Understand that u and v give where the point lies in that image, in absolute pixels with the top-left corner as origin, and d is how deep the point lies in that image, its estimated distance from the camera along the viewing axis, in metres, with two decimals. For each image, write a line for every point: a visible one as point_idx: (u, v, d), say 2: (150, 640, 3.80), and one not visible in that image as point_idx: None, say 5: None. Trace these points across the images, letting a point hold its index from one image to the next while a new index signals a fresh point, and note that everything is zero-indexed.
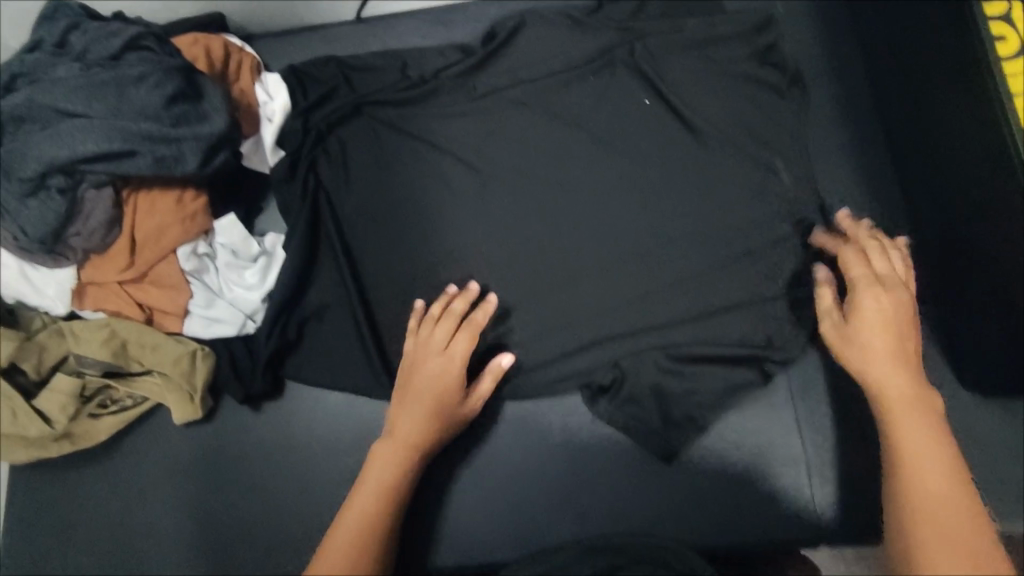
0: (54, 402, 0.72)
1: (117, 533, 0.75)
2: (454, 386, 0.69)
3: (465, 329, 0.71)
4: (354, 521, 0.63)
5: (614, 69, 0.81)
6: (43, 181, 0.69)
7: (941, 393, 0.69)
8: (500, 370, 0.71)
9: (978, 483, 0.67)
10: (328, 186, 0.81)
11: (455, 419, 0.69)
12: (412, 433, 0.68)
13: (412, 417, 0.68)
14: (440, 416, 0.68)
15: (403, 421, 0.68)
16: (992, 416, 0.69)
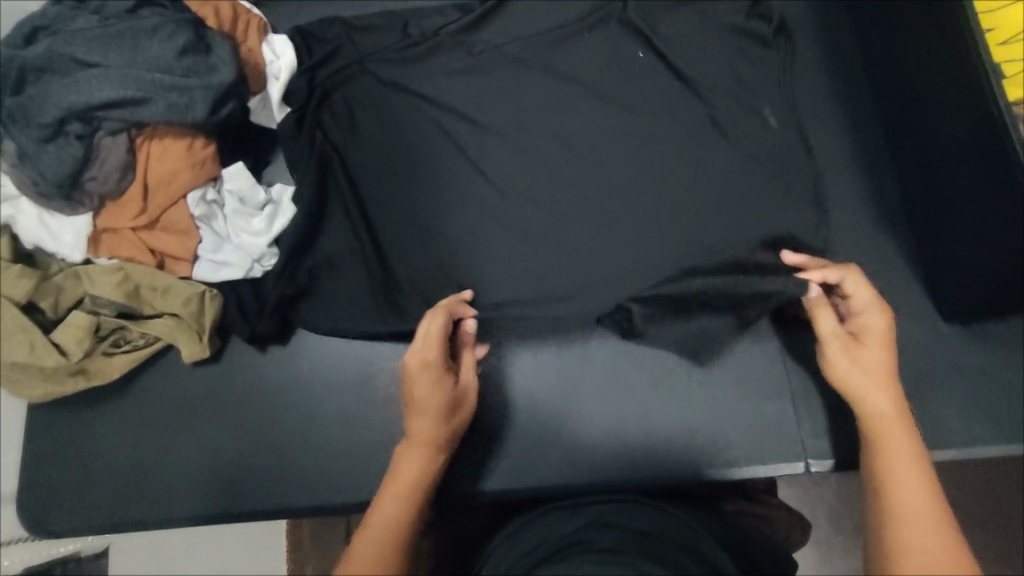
0: (71, 336, 0.74)
1: (128, 467, 0.78)
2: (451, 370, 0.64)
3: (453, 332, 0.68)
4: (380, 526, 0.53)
5: (608, 25, 0.84)
6: (61, 127, 0.73)
7: (919, 324, 0.71)
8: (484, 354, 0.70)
9: (966, 411, 0.68)
10: (332, 137, 0.84)
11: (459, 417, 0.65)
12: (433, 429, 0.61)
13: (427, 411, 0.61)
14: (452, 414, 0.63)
15: (417, 419, 0.61)
16: (980, 348, 0.70)
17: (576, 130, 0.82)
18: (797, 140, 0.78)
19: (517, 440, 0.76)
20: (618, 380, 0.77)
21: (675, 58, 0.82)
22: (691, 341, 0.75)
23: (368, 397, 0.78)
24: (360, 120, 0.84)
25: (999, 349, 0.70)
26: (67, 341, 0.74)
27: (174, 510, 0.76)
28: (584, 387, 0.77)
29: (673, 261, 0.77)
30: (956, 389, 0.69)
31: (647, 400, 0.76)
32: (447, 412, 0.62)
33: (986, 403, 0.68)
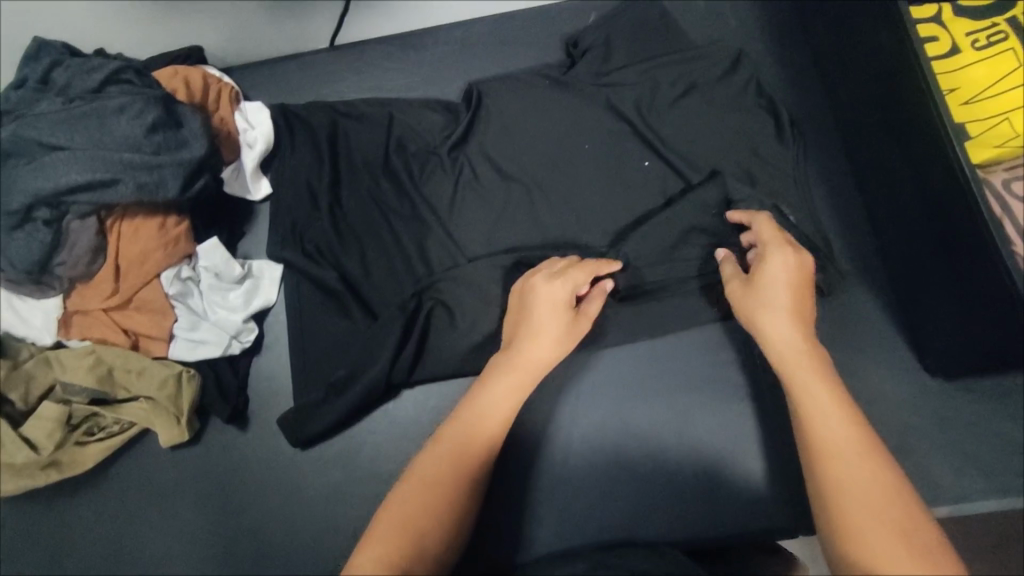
0: (41, 429, 0.72)
1: (106, 560, 0.75)
2: (569, 310, 0.69)
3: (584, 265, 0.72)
4: (395, 516, 0.56)
5: (581, 84, 0.83)
6: (29, 214, 0.71)
7: (898, 376, 0.72)
8: (604, 292, 0.71)
9: (953, 462, 0.69)
10: (305, 206, 0.82)
11: (572, 335, 0.69)
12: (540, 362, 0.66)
13: (541, 347, 0.67)
14: (569, 326, 0.69)
15: (534, 351, 0.67)
16: (966, 397, 0.70)
17: (555, 192, 0.80)
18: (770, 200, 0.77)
19: (508, 516, 0.73)
20: (603, 442, 0.75)
21: (644, 126, 0.81)
22: (672, 401, 0.75)
23: (353, 474, 0.76)
24: (332, 187, 0.82)
25: (985, 397, 0.70)
26: (38, 436, 0.72)
27: None
28: (571, 449, 0.75)
29: (651, 322, 0.77)
30: (942, 439, 0.69)
31: (635, 461, 0.73)
32: (563, 338, 0.68)
33: (972, 455, 0.69)
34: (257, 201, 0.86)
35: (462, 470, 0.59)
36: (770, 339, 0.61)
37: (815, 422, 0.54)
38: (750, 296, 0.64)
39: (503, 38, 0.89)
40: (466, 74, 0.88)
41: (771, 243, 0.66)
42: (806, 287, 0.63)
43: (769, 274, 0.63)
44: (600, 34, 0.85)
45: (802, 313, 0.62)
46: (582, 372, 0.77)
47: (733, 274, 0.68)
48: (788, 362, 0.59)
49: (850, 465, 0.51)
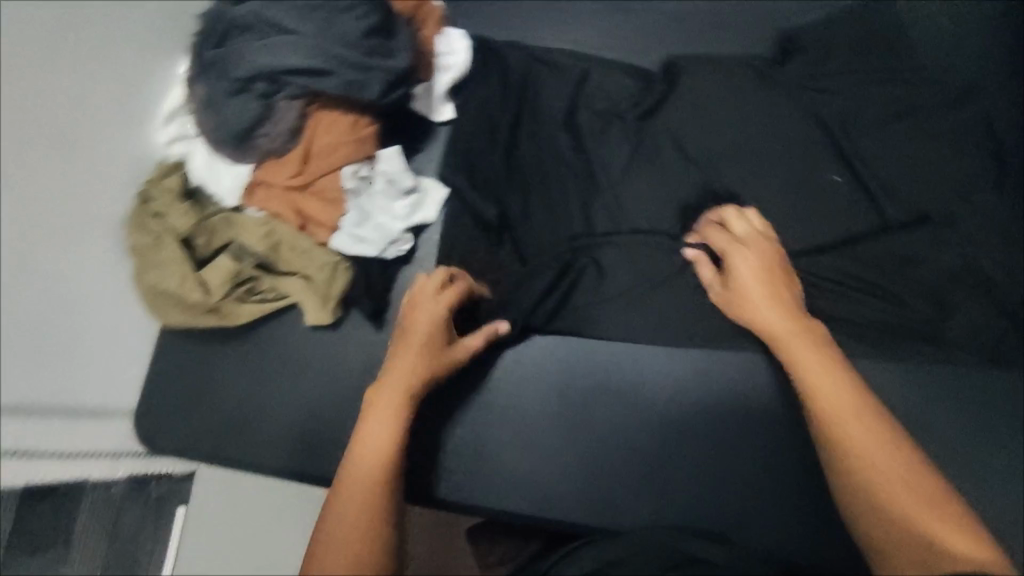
0: (216, 277, 0.81)
1: (238, 408, 0.83)
2: (442, 329, 0.71)
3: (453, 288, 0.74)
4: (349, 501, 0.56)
5: (784, 81, 0.81)
6: (250, 84, 0.78)
7: None
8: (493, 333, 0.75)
9: None
10: (484, 138, 0.86)
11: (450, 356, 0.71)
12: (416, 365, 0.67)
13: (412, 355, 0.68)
14: (439, 350, 0.70)
15: (412, 357, 0.68)
16: None
17: (729, 183, 0.79)
18: (956, 246, 0.73)
19: (605, 480, 0.74)
20: (715, 439, 0.74)
21: (842, 140, 0.78)
22: (798, 421, 0.73)
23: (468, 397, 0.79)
24: (512, 126, 0.86)
25: None
26: (212, 282, 0.81)
27: (274, 459, 0.81)
28: (684, 435, 0.74)
29: None
30: None
31: (745, 465, 0.73)
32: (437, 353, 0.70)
33: None
34: (438, 124, 0.88)
35: (390, 440, 0.61)
36: (763, 326, 0.67)
37: (820, 401, 0.59)
38: (732, 302, 0.70)
39: (715, 17, 0.87)
40: (668, 45, 0.87)
41: (727, 248, 0.72)
42: (773, 270, 0.70)
43: (740, 269, 0.70)
44: (819, 34, 0.81)
45: (783, 297, 0.68)
46: (717, 363, 0.75)
47: (713, 279, 0.74)
48: (788, 342, 0.64)
49: (846, 416, 0.57)
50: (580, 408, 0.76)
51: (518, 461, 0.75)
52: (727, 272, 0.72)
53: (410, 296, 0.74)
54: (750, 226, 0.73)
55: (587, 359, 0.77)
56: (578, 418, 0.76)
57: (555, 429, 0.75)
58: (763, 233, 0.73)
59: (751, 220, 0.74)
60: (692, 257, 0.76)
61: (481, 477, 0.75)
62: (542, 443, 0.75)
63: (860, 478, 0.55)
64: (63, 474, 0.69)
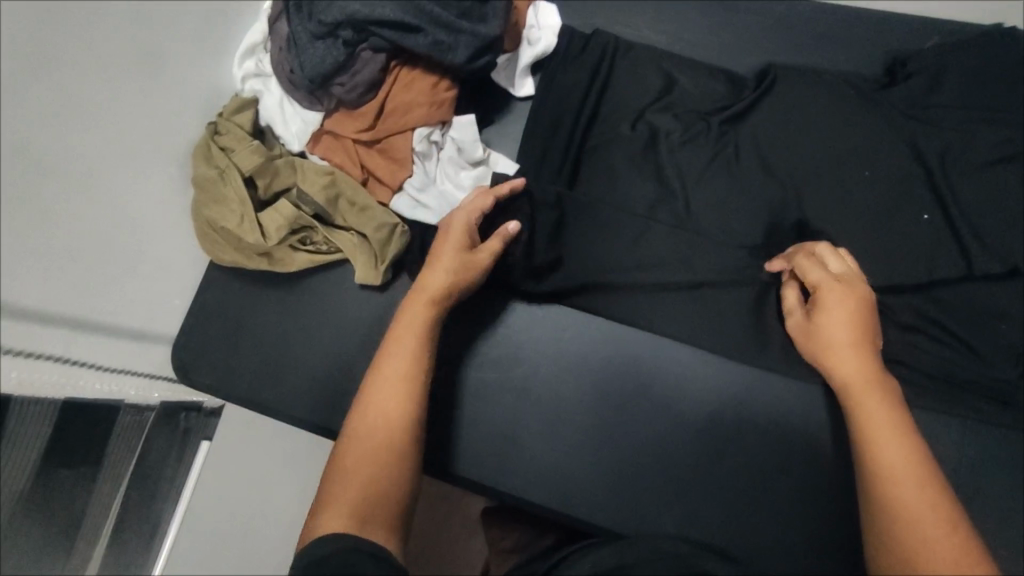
0: (274, 221, 0.79)
1: (274, 355, 0.83)
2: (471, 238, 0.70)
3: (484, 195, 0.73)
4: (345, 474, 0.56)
5: (886, 108, 0.77)
6: (335, 30, 0.75)
7: None
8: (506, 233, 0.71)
9: None
10: (563, 119, 0.81)
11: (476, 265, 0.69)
12: (437, 285, 0.67)
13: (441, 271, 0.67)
14: (466, 257, 0.69)
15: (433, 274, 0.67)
16: None
17: (810, 205, 0.76)
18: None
19: (637, 488, 0.72)
20: (756, 464, 0.72)
21: (940, 180, 0.74)
22: (840, 458, 0.71)
23: (505, 380, 0.76)
24: (592, 110, 0.82)
25: None
26: (269, 226, 0.79)
27: (303, 409, 0.81)
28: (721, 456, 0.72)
29: None
30: None
31: (780, 494, 0.71)
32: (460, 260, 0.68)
33: None
34: (517, 98, 0.86)
35: (399, 396, 0.61)
36: (837, 374, 0.62)
37: (877, 450, 0.56)
38: (809, 337, 0.66)
39: (819, 30, 0.83)
40: (766, 52, 0.83)
41: (822, 284, 0.66)
42: (866, 317, 0.64)
43: (830, 310, 0.64)
44: (933, 63, 0.77)
45: (867, 351, 0.62)
46: (766, 388, 0.74)
47: (795, 305, 0.69)
48: (854, 391, 0.60)
49: (910, 485, 0.54)
50: (617, 408, 0.74)
51: (549, 452, 0.74)
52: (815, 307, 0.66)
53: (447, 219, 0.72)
54: (846, 263, 0.68)
55: (631, 359, 0.76)
56: (613, 416, 0.74)
57: (590, 427, 0.74)
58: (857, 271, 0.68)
59: (844, 256, 0.69)
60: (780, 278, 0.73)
61: (510, 461, 0.74)
62: (574, 438, 0.74)
63: (901, 540, 0.52)
64: (97, 387, 0.68)
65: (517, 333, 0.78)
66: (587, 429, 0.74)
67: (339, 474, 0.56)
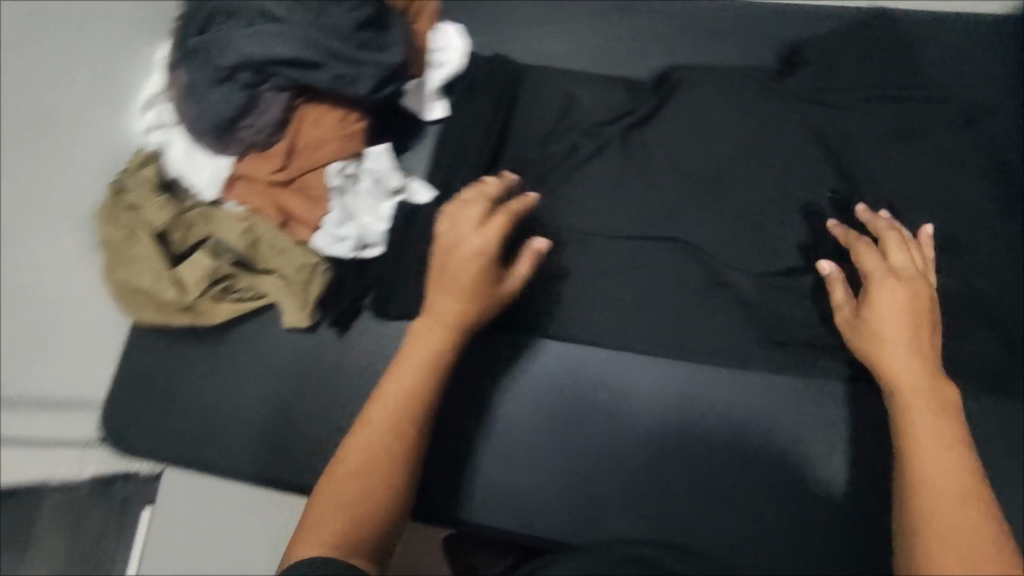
0: (191, 275, 0.77)
1: (205, 411, 0.80)
2: (491, 264, 0.65)
3: (500, 213, 0.67)
4: (325, 508, 0.53)
5: (783, 97, 0.79)
6: (233, 74, 0.74)
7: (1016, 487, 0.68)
8: (534, 254, 0.69)
9: None
10: (476, 140, 0.82)
11: (493, 296, 0.66)
12: (451, 315, 0.63)
13: (452, 299, 0.64)
14: (484, 289, 0.65)
15: (441, 300, 0.64)
16: None
17: (722, 198, 0.78)
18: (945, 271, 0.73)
19: (595, 497, 0.72)
20: (707, 461, 0.72)
21: (845, 164, 0.77)
22: (779, 443, 0.72)
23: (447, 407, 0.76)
24: (503, 127, 0.83)
25: None
26: (187, 281, 0.77)
27: (240, 463, 0.79)
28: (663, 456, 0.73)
29: (794, 362, 0.73)
30: None
31: (725, 486, 0.71)
32: (473, 292, 0.64)
33: None
34: (427, 123, 0.86)
35: (392, 436, 0.57)
36: (884, 367, 0.58)
37: (921, 448, 0.51)
38: (857, 331, 0.63)
39: (716, 27, 0.85)
40: (667, 52, 0.85)
41: (872, 273, 0.63)
42: (922, 311, 0.60)
43: (877, 299, 0.61)
44: (825, 49, 0.79)
45: (921, 343, 0.58)
46: (701, 382, 0.74)
47: (844, 300, 0.66)
48: (907, 387, 0.55)
49: (950, 492, 0.48)
50: (559, 422, 0.75)
51: (496, 475, 0.73)
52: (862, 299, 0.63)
53: (446, 236, 0.67)
54: (909, 256, 0.64)
55: (566, 370, 0.76)
56: (556, 431, 0.74)
57: (534, 444, 0.74)
58: (920, 266, 0.65)
59: (899, 244, 0.66)
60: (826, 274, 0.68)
61: (462, 486, 0.73)
62: (520, 458, 0.74)
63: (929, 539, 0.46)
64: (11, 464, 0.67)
65: (488, 365, 0.77)
66: (537, 446, 0.74)
67: (319, 506, 0.54)
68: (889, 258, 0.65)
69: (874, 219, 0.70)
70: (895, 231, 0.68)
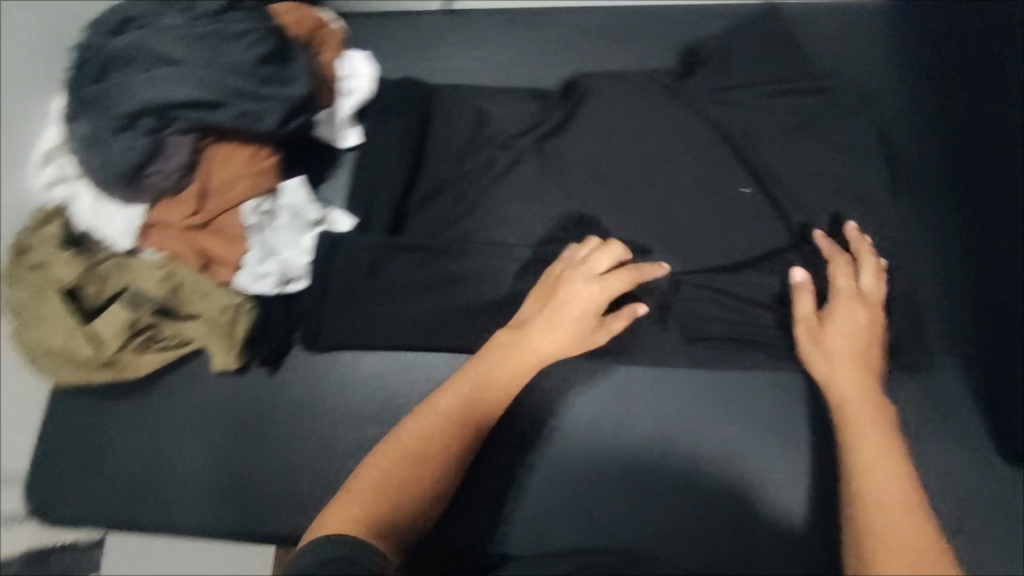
0: (110, 328, 0.75)
1: (142, 465, 0.79)
2: (596, 315, 0.70)
3: (630, 271, 0.72)
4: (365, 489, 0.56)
5: (684, 97, 0.82)
6: (134, 120, 0.72)
7: (936, 449, 0.71)
8: (633, 315, 0.73)
9: (976, 539, 0.68)
10: (390, 165, 0.82)
11: (587, 341, 0.71)
12: (541, 351, 0.68)
13: (552, 338, 0.69)
14: (580, 337, 0.70)
15: (536, 336, 0.69)
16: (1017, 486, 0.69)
17: (636, 199, 0.80)
18: (858, 246, 0.75)
19: (536, 500, 0.75)
20: (642, 456, 0.75)
21: (752, 154, 0.79)
22: (710, 432, 0.75)
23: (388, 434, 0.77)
24: (417, 148, 0.83)
25: None
26: (104, 335, 0.75)
27: (181, 515, 0.77)
28: (598, 456, 0.76)
29: (716, 351, 0.76)
30: (972, 518, 0.69)
31: (662, 478, 0.74)
32: (568, 341, 0.70)
33: (1011, 544, 0.68)
34: (343, 150, 0.86)
35: (447, 446, 0.60)
36: (829, 380, 0.65)
37: (864, 459, 0.56)
38: (815, 342, 0.69)
39: (617, 33, 0.87)
40: (573, 62, 0.87)
41: (841, 292, 0.70)
42: (870, 335, 0.68)
43: (840, 316, 0.69)
44: (719, 49, 0.83)
45: (870, 368, 0.66)
46: (631, 383, 0.77)
47: (808, 314, 0.70)
48: (846, 401, 0.62)
49: (891, 497, 0.52)
50: (500, 437, 0.76)
51: None
52: (825, 315, 0.70)
53: (568, 277, 0.72)
54: (875, 284, 0.71)
55: None
56: (498, 445, 0.76)
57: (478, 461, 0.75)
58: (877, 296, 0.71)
59: (880, 279, 0.72)
60: (794, 283, 0.72)
61: None
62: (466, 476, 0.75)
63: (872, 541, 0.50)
64: None
65: (425, 388, 0.78)
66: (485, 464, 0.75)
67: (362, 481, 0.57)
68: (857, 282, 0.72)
69: (861, 242, 0.73)
70: (875, 259, 0.73)
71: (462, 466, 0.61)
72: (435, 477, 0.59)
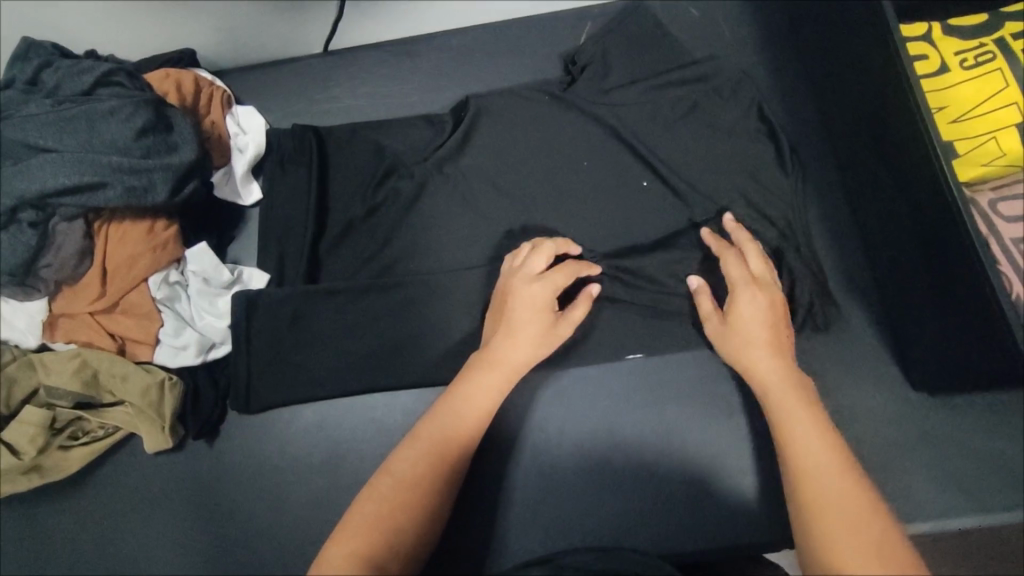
0: (21, 434, 0.72)
1: (89, 562, 0.77)
2: (551, 314, 0.72)
3: (565, 269, 0.74)
4: (362, 523, 0.57)
5: (571, 99, 0.85)
6: (14, 215, 0.69)
7: (856, 390, 0.76)
8: (591, 298, 0.74)
9: (908, 468, 0.73)
10: (296, 214, 0.82)
11: (550, 339, 0.71)
12: (515, 361, 0.69)
13: (517, 346, 0.69)
14: (545, 335, 0.71)
15: (505, 347, 0.69)
16: (934, 411, 0.74)
17: (542, 205, 0.82)
18: (754, 215, 0.79)
19: (498, 515, 0.76)
20: (593, 453, 0.77)
21: (644, 143, 0.82)
22: (651, 418, 0.77)
23: (339, 480, 0.76)
24: (320, 190, 0.83)
25: (950, 412, 0.74)
26: (20, 442, 0.72)
27: None
28: (552, 462, 0.77)
29: (644, 337, 0.79)
30: (901, 448, 0.73)
31: (615, 471, 0.76)
32: (536, 341, 0.70)
33: (937, 464, 0.73)
34: (248, 206, 0.87)
35: (430, 469, 0.61)
36: (750, 368, 0.66)
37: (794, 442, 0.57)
38: (725, 338, 0.69)
39: (498, 50, 0.90)
40: (459, 83, 0.89)
41: (737, 283, 0.70)
42: (777, 320, 0.68)
43: (740, 310, 0.69)
44: (597, 49, 0.85)
45: (780, 349, 0.66)
46: (571, 385, 0.79)
47: (710, 311, 0.72)
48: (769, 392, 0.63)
49: (830, 477, 0.53)
50: None
51: None
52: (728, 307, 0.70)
53: (514, 282, 0.73)
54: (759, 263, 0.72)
55: None
56: None
57: None
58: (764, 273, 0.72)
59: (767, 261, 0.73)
60: (692, 289, 0.75)
61: None
62: None
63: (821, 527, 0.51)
64: None
65: (370, 427, 0.78)
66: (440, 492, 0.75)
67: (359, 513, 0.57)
68: (748, 267, 0.72)
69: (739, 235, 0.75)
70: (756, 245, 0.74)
71: (445, 502, 0.62)
72: (421, 514, 0.59)
